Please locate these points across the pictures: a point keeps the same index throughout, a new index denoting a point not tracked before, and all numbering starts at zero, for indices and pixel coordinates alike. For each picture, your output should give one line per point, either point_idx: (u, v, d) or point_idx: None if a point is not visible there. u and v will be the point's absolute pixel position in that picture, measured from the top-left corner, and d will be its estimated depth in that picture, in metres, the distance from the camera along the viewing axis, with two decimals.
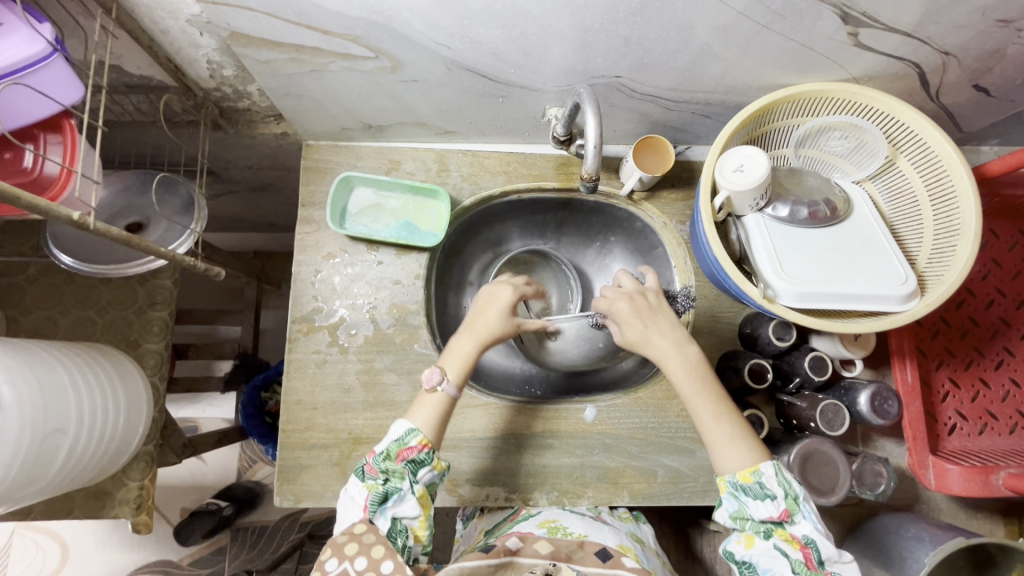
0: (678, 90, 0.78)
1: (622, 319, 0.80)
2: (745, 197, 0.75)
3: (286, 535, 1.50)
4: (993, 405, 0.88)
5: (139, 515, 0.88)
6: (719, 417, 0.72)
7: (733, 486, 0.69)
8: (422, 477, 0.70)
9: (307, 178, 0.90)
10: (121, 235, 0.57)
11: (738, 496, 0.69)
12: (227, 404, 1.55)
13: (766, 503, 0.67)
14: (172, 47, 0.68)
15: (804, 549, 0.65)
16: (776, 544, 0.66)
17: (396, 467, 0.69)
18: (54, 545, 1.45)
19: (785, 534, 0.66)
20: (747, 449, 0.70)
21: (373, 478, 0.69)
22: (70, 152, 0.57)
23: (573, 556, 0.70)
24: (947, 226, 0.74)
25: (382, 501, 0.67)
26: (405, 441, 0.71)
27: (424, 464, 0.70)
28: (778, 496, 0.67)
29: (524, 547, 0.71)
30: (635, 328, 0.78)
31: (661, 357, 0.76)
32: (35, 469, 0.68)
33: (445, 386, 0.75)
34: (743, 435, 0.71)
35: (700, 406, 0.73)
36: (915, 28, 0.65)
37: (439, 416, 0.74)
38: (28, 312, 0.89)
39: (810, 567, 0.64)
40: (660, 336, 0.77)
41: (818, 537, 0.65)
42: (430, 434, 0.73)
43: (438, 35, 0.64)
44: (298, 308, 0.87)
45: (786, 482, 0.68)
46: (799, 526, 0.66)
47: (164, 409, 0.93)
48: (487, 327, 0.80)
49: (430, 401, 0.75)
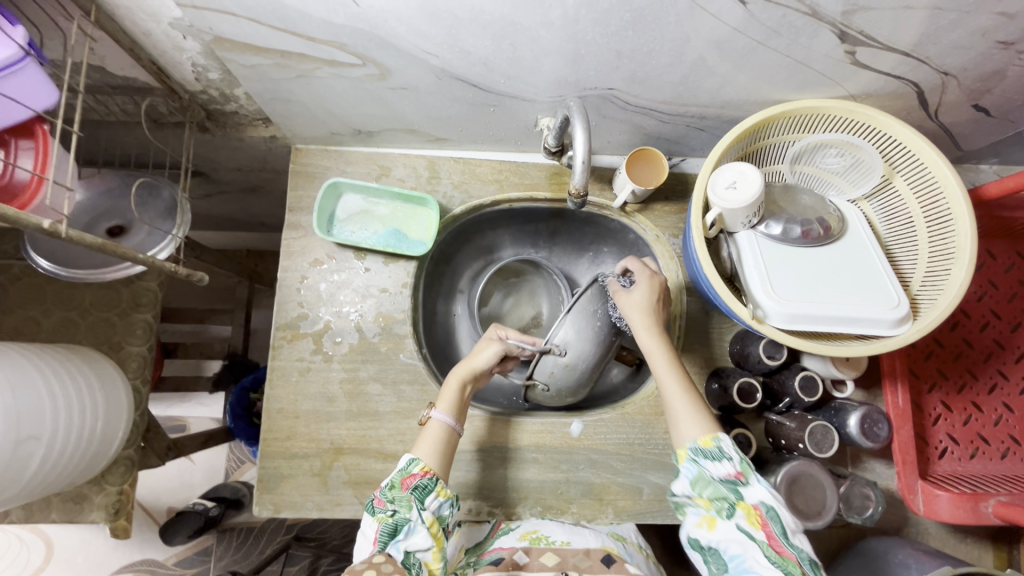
0: (671, 103, 0.77)
1: (643, 283, 0.80)
2: (737, 214, 0.74)
3: (272, 538, 1.50)
4: (985, 430, 0.87)
5: (117, 520, 0.87)
6: (684, 390, 0.72)
7: (692, 452, 0.67)
8: (430, 505, 0.68)
9: (295, 182, 0.89)
10: (95, 241, 0.56)
11: (697, 461, 0.67)
12: (216, 404, 1.54)
13: (721, 465, 0.65)
14: (155, 50, 0.67)
15: (765, 524, 0.61)
16: (738, 523, 0.62)
17: (402, 495, 0.68)
18: (38, 541, 1.45)
19: (745, 506, 0.63)
20: (706, 421, 0.69)
21: (383, 510, 0.68)
22: (42, 158, 0.56)
23: (580, 566, 0.69)
24: (942, 249, 0.73)
25: (393, 534, 0.65)
26: (408, 470, 0.71)
27: (429, 490, 0.69)
28: (734, 458, 0.65)
29: (531, 561, 0.70)
30: (645, 295, 0.79)
31: (646, 325, 0.78)
32: (7, 477, 0.67)
33: (442, 413, 0.75)
34: (704, 411, 0.71)
35: (668, 379, 0.73)
36: (913, 48, 0.64)
37: (441, 444, 0.74)
38: (9, 313, 0.87)
39: (774, 544, 0.59)
40: (657, 312, 0.79)
41: (776, 503, 0.62)
42: (432, 462, 0.72)
43: (426, 44, 0.63)
44: (282, 315, 0.86)
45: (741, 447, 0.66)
46: (754, 491, 0.63)
47: (146, 412, 0.92)
48: (478, 359, 0.81)
49: (432, 429, 0.75)
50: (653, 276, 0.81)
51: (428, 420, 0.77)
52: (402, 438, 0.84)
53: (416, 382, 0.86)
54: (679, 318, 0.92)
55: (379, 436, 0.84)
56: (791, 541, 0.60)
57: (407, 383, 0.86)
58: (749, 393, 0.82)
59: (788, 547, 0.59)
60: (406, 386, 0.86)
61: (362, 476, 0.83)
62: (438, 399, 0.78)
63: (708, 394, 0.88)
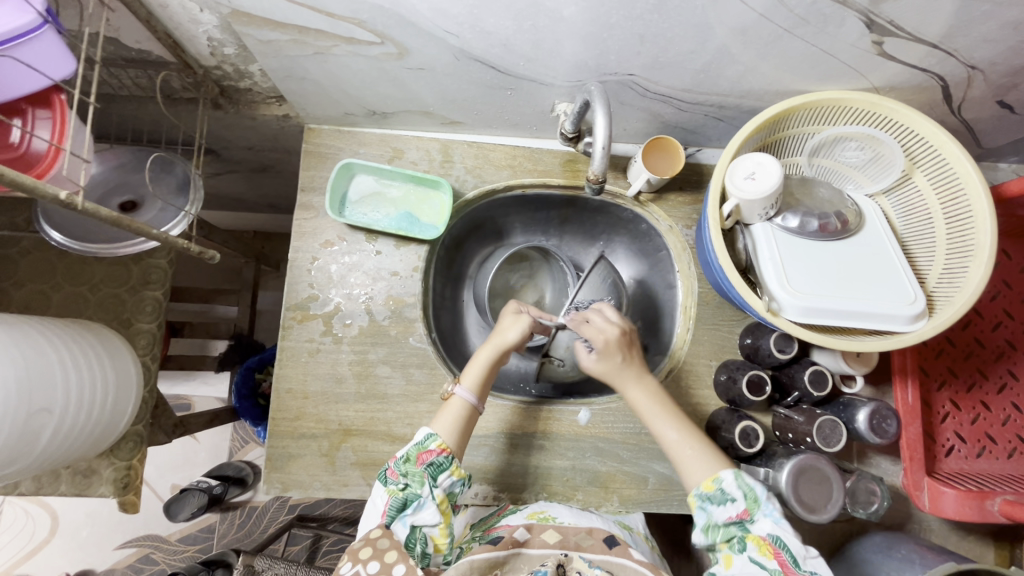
0: (691, 91, 0.76)
1: (604, 350, 0.78)
2: (755, 206, 0.73)
3: (274, 518, 1.52)
4: (993, 429, 0.87)
5: (126, 495, 0.88)
6: (682, 430, 0.74)
7: (699, 499, 0.68)
8: (442, 482, 0.68)
9: (307, 163, 0.88)
10: (109, 215, 0.56)
11: (704, 508, 0.67)
12: (221, 384, 1.55)
13: (725, 507, 0.66)
14: (171, 22, 0.66)
15: (777, 553, 0.61)
16: (750, 556, 0.63)
17: (416, 470, 0.68)
18: (44, 514, 1.46)
19: (754, 538, 0.63)
20: (711, 459, 0.71)
21: (395, 483, 0.68)
22: (58, 128, 0.56)
23: (581, 545, 0.69)
24: (960, 247, 0.72)
25: (401, 508, 0.66)
26: (425, 445, 0.71)
27: (442, 468, 0.69)
28: (738, 498, 0.65)
29: (532, 538, 0.70)
30: (611, 361, 0.78)
31: (623, 384, 0.78)
32: (20, 448, 0.67)
33: (465, 390, 0.76)
34: (706, 448, 0.72)
35: (660, 421, 0.75)
36: (941, 39, 0.63)
37: (460, 421, 0.74)
38: (20, 286, 0.87)
39: (789, 573, 0.60)
40: (631, 368, 0.78)
41: (784, 533, 0.62)
42: (448, 439, 0.72)
43: (447, 23, 0.62)
44: (292, 296, 0.86)
45: (743, 482, 0.66)
46: (761, 525, 0.63)
47: (155, 389, 0.93)
48: (505, 332, 0.80)
49: (454, 406, 0.75)
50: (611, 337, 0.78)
51: (450, 397, 0.78)
52: (410, 421, 0.84)
53: (426, 366, 0.86)
54: (690, 309, 0.92)
55: (387, 419, 0.84)
56: (804, 566, 0.60)
57: (417, 367, 0.86)
58: (759, 385, 0.82)
59: (802, 573, 0.60)
60: (415, 369, 0.86)
61: (369, 457, 0.83)
62: (461, 377, 0.78)
63: (717, 386, 0.88)
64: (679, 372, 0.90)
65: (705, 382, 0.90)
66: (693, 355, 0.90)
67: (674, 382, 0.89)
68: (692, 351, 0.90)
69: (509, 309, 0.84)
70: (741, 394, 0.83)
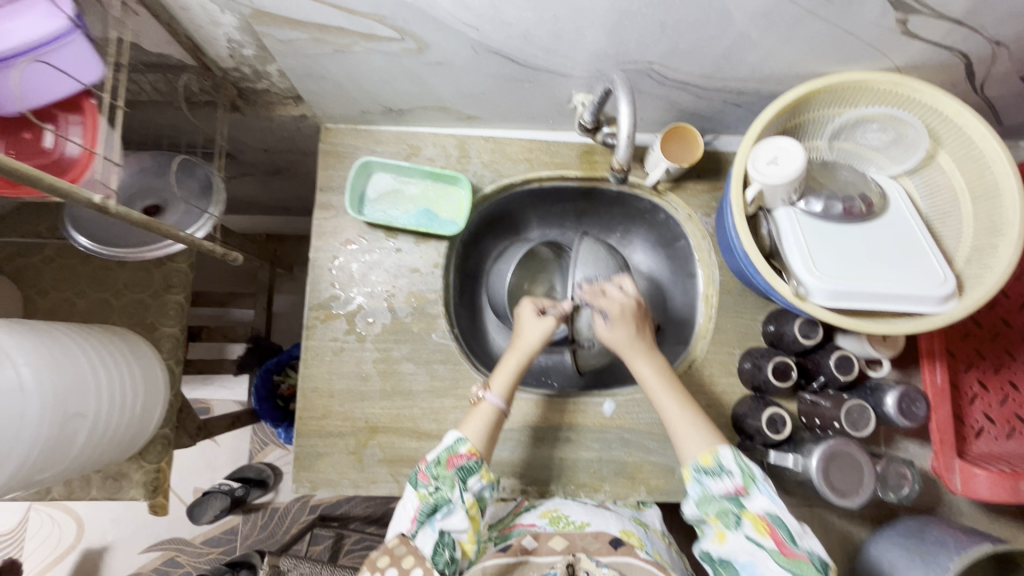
0: (711, 77, 0.76)
1: (619, 317, 0.78)
2: (778, 191, 0.73)
3: (297, 518, 1.52)
4: (1023, 409, 0.86)
5: (156, 497, 0.88)
6: (683, 404, 0.73)
7: (695, 471, 0.68)
8: (473, 486, 0.69)
9: (325, 162, 0.89)
10: (140, 218, 0.56)
11: (700, 481, 0.68)
12: (240, 387, 1.55)
13: (721, 480, 0.66)
14: (192, 25, 0.66)
15: (773, 530, 0.62)
16: (747, 534, 0.63)
17: (446, 474, 0.69)
18: (69, 521, 1.48)
19: (750, 516, 0.64)
20: (708, 433, 0.71)
21: (426, 486, 0.68)
22: (90, 133, 0.58)
23: (587, 549, 0.69)
24: (988, 226, 0.71)
25: (432, 512, 0.67)
26: (455, 449, 0.70)
27: (473, 471, 0.69)
28: (734, 472, 0.66)
29: (540, 545, 0.70)
30: (625, 329, 0.78)
31: (631, 357, 0.78)
32: (54, 453, 0.68)
33: (494, 396, 0.75)
34: (707, 423, 0.72)
35: (661, 398, 0.74)
36: (967, 16, 0.62)
37: (489, 424, 0.74)
38: (45, 294, 0.88)
39: (785, 551, 0.61)
40: (642, 343, 0.78)
41: (778, 509, 0.63)
42: (478, 443, 0.72)
43: (467, 16, 0.62)
44: (315, 295, 0.86)
45: (741, 458, 0.66)
46: (757, 501, 0.64)
47: (180, 391, 0.93)
48: (529, 338, 0.79)
49: (482, 411, 0.75)
50: (626, 305, 0.79)
51: (478, 401, 0.77)
52: (436, 417, 0.85)
53: (449, 362, 0.86)
54: (712, 298, 0.92)
55: (413, 415, 0.84)
56: (801, 544, 0.61)
57: (440, 363, 0.86)
58: (785, 371, 0.82)
59: (798, 550, 0.60)
60: (439, 365, 0.86)
61: (396, 454, 0.83)
62: (490, 381, 0.78)
63: (742, 373, 0.88)
64: (702, 360, 0.90)
65: (729, 370, 0.89)
66: (715, 343, 0.90)
67: (697, 371, 0.89)
68: (714, 339, 0.90)
69: (529, 305, 0.82)
70: (767, 380, 0.83)
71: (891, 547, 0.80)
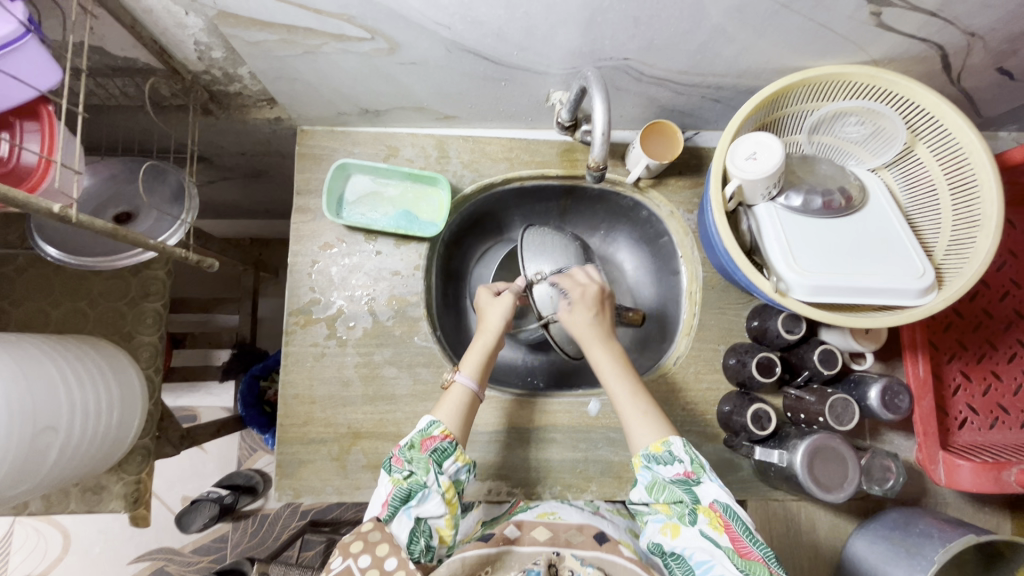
0: (688, 73, 0.75)
1: (580, 303, 0.78)
2: (757, 186, 0.72)
3: (287, 524, 1.51)
4: (1005, 399, 0.86)
5: (137, 509, 0.87)
6: (634, 393, 0.73)
7: (644, 459, 0.68)
8: (448, 469, 0.68)
9: (302, 165, 0.87)
10: (106, 227, 0.55)
11: (650, 468, 0.68)
12: (226, 393, 1.54)
13: (672, 467, 0.67)
14: (157, 27, 0.65)
15: (728, 526, 0.62)
16: (702, 529, 0.63)
17: (421, 457, 0.67)
18: (55, 533, 1.46)
19: (704, 509, 0.64)
20: (657, 422, 0.71)
21: (399, 471, 0.67)
22: (48, 140, 0.56)
23: (571, 541, 0.67)
24: (967, 217, 0.71)
25: (406, 499, 0.64)
26: (428, 432, 0.70)
27: (447, 454, 0.68)
28: (684, 460, 0.66)
29: (523, 535, 0.69)
30: (586, 314, 0.77)
31: (589, 344, 0.77)
32: (26, 469, 0.66)
33: (465, 377, 0.75)
34: (655, 412, 0.72)
35: (616, 385, 0.74)
36: (940, 7, 0.62)
37: (461, 406, 0.73)
38: (17, 304, 0.86)
39: (740, 548, 0.60)
40: (602, 326, 0.78)
41: (730, 501, 0.63)
42: (452, 427, 0.71)
43: (438, 15, 0.61)
44: (294, 300, 0.85)
45: (692, 448, 0.67)
46: (707, 490, 0.65)
47: (160, 400, 0.92)
48: (490, 322, 0.79)
49: (454, 394, 0.74)
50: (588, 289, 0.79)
51: (450, 385, 0.76)
52: (419, 421, 0.84)
53: (432, 364, 0.85)
54: (695, 294, 0.92)
55: (396, 420, 0.84)
56: (755, 539, 0.61)
57: (423, 366, 0.85)
58: (769, 367, 0.81)
59: (753, 549, 0.60)
60: (421, 369, 0.85)
61: (380, 459, 0.83)
62: (461, 364, 0.77)
63: (727, 369, 0.87)
64: (687, 357, 0.89)
65: (714, 367, 0.89)
66: (699, 340, 0.90)
67: (682, 369, 0.89)
68: (697, 336, 0.90)
69: (485, 292, 0.82)
70: (751, 376, 0.83)
71: (878, 540, 0.80)
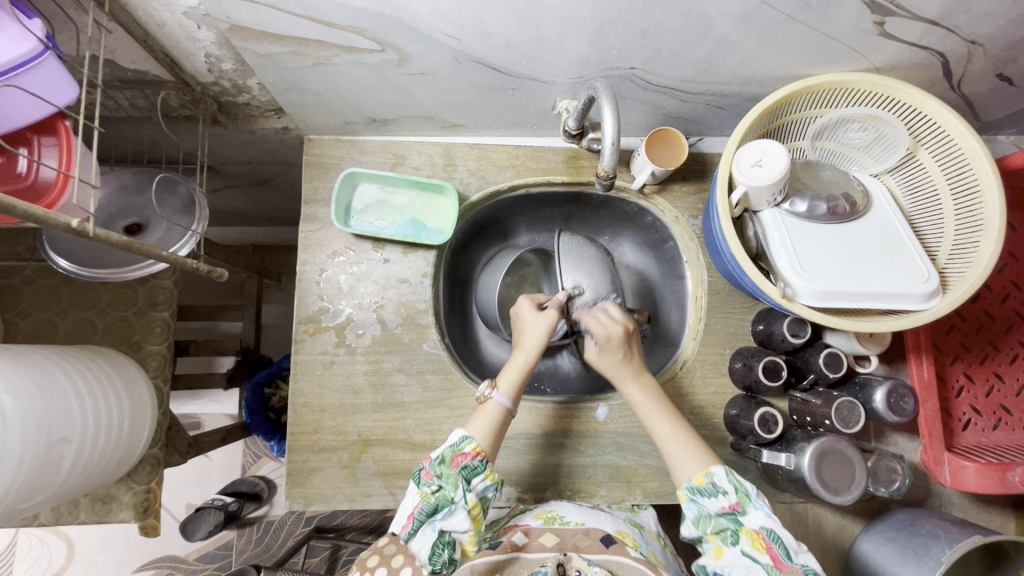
0: (693, 81, 0.76)
1: (606, 345, 0.79)
2: (763, 192, 0.73)
3: (293, 530, 1.51)
4: (1008, 400, 0.87)
5: (146, 518, 0.87)
6: (675, 426, 0.74)
7: (689, 492, 0.68)
8: (476, 486, 0.68)
9: (309, 174, 0.88)
10: (121, 240, 0.55)
11: (696, 501, 0.68)
12: (230, 400, 1.54)
13: (717, 499, 0.66)
14: (169, 40, 0.65)
15: (770, 548, 0.62)
16: (743, 550, 0.64)
17: (451, 472, 0.67)
18: (59, 542, 1.45)
19: (746, 532, 0.65)
20: (698, 452, 0.71)
21: (429, 485, 0.66)
22: (66, 155, 0.57)
23: (579, 546, 0.69)
24: (969, 222, 0.72)
25: (432, 513, 0.65)
26: (459, 447, 0.69)
27: (477, 472, 0.68)
28: (729, 491, 0.66)
29: (530, 541, 0.71)
30: (613, 356, 0.79)
31: (622, 381, 0.78)
32: (39, 482, 0.66)
33: (501, 394, 0.75)
34: (695, 443, 0.73)
35: (656, 422, 0.75)
36: (942, 16, 0.63)
37: (495, 422, 0.73)
38: (26, 315, 0.86)
39: (780, 566, 0.61)
40: (629, 363, 0.79)
41: (776, 527, 0.63)
42: (483, 442, 0.71)
43: (448, 27, 0.61)
44: (303, 309, 0.85)
45: (735, 477, 0.67)
46: (753, 518, 0.64)
47: (169, 410, 0.92)
48: (530, 337, 0.79)
49: (490, 408, 0.74)
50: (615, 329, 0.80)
51: (485, 399, 0.75)
52: (429, 428, 0.84)
53: (441, 371, 0.86)
54: (700, 299, 0.93)
55: (406, 427, 0.84)
56: (795, 560, 0.62)
57: (432, 373, 0.86)
58: (775, 371, 0.82)
59: (793, 565, 0.61)
60: (430, 376, 0.86)
61: (390, 466, 0.83)
62: (498, 380, 0.77)
63: (733, 373, 0.88)
64: (694, 361, 0.90)
65: (720, 371, 0.90)
66: (706, 345, 0.91)
67: (688, 373, 0.90)
68: (703, 341, 0.91)
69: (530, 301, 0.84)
70: (757, 380, 0.83)
71: (885, 541, 0.81)
